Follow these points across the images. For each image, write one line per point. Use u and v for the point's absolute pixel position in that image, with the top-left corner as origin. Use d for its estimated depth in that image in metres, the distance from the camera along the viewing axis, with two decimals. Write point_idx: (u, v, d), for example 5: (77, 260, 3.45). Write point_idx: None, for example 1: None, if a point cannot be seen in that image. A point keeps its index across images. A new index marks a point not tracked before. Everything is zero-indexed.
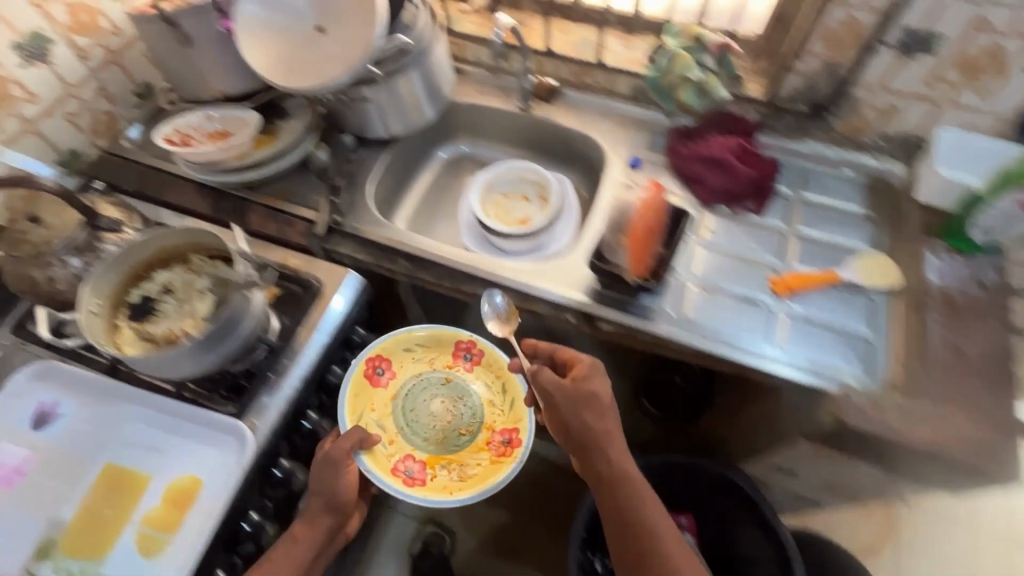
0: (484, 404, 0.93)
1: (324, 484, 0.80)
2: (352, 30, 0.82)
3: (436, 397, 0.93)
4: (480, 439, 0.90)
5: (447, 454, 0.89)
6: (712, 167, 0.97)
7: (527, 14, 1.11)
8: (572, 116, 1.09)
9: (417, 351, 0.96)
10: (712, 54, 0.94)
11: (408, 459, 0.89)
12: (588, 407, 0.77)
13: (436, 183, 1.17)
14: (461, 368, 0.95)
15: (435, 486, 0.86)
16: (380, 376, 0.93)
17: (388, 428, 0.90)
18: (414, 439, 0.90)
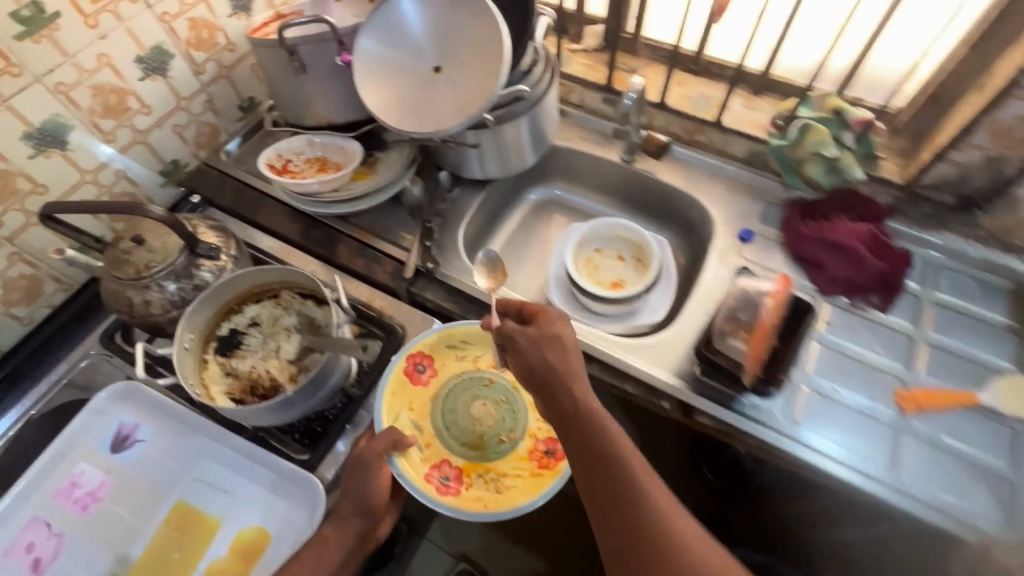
0: (528, 409, 0.84)
1: (353, 491, 0.70)
2: (473, 77, 0.78)
3: (479, 399, 0.85)
4: (522, 448, 0.80)
5: (485, 461, 0.79)
6: (834, 252, 0.89)
7: (642, 63, 1.07)
8: (678, 174, 1.02)
9: (462, 350, 0.86)
10: (852, 131, 0.86)
11: (443, 464, 0.79)
12: (555, 346, 0.70)
13: (523, 225, 1.12)
14: (507, 371, 0.87)
15: (472, 498, 0.76)
16: (421, 373, 0.84)
17: (425, 430, 0.82)
18: (451, 443, 0.81)
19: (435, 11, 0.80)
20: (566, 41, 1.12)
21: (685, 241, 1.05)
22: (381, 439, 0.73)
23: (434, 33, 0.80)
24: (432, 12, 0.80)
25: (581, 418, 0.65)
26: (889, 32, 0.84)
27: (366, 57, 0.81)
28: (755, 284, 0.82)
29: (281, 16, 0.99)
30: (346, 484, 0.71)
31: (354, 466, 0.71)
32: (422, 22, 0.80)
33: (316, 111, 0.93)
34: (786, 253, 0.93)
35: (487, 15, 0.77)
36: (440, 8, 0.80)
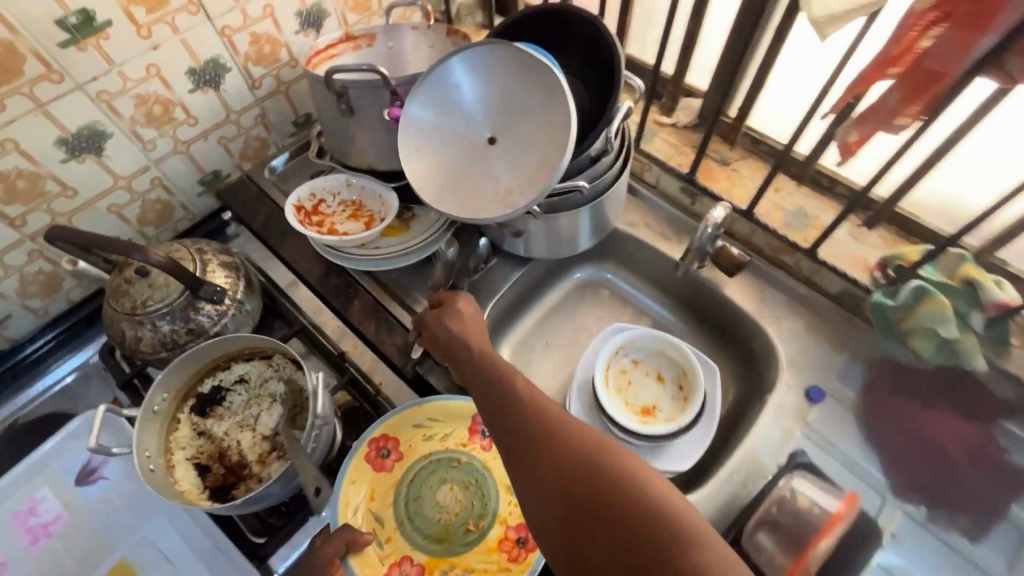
0: (500, 491, 0.73)
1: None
2: (527, 161, 0.67)
3: (446, 482, 0.74)
4: (491, 537, 0.70)
5: (450, 555, 0.70)
6: (920, 446, 0.73)
7: (737, 155, 0.92)
8: (751, 296, 0.87)
9: (429, 428, 0.76)
10: (983, 313, 0.67)
11: (404, 561, 0.70)
12: (455, 313, 0.71)
13: (561, 305, 1.01)
14: (478, 448, 0.75)
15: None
16: (384, 459, 0.74)
17: (386, 522, 0.72)
18: (413, 536, 0.72)
19: (497, 75, 0.68)
20: (656, 110, 0.98)
21: (741, 370, 0.89)
22: (334, 541, 0.65)
23: (492, 101, 0.69)
24: (493, 77, 0.69)
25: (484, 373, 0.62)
26: None
27: (414, 122, 0.72)
28: (814, 495, 0.70)
29: (349, 39, 0.92)
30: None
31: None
32: (481, 86, 0.69)
33: (359, 153, 0.85)
34: (861, 430, 0.76)
35: (555, 93, 0.65)
36: (502, 72, 0.68)
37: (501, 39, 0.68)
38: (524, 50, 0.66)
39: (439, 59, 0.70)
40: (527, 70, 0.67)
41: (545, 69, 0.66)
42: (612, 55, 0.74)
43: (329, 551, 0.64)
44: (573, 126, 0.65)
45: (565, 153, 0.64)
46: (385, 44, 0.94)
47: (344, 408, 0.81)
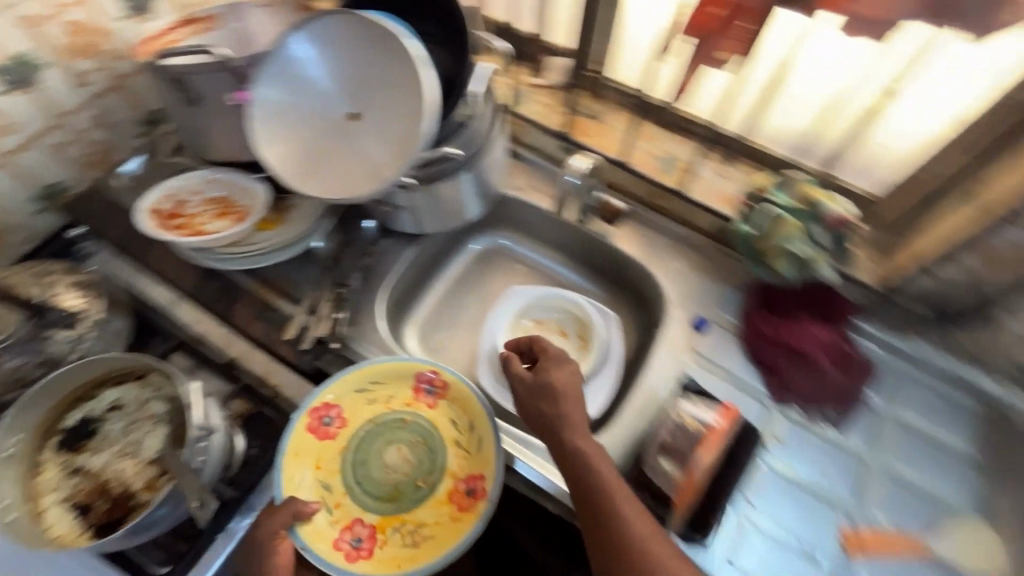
0: (448, 445, 0.73)
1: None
2: (391, 136, 0.66)
3: (393, 443, 0.74)
4: (441, 491, 0.70)
5: (402, 513, 0.69)
6: (791, 357, 0.79)
7: (609, 108, 0.95)
8: (638, 241, 0.91)
9: (373, 392, 0.75)
10: (825, 227, 0.76)
11: (356, 524, 0.68)
12: (551, 371, 0.70)
13: (462, 279, 1.00)
14: (423, 406, 0.75)
15: (392, 558, 0.66)
16: (328, 427, 0.72)
17: (334, 489, 0.70)
18: (363, 499, 0.70)
19: (348, 48, 0.66)
20: (528, 73, 0.99)
21: (638, 311, 0.94)
22: (277, 516, 0.64)
23: (346, 77, 0.67)
24: (343, 51, 0.67)
25: (560, 440, 0.65)
26: (888, 107, 0.69)
27: (267, 107, 0.68)
28: (696, 412, 0.69)
29: (188, 23, 0.84)
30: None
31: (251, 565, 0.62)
32: (332, 63, 0.67)
33: (217, 145, 0.79)
34: (743, 349, 0.83)
35: (407, 60, 0.64)
36: (353, 47, 0.66)
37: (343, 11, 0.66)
38: (370, 21, 0.64)
39: (281, 38, 0.66)
40: (375, 41, 0.65)
41: (393, 36, 0.64)
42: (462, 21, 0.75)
43: (274, 526, 0.63)
44: (434, 92, 0.64)
45: (426, 119, 0.63)
46: (231, 25, 0.86)
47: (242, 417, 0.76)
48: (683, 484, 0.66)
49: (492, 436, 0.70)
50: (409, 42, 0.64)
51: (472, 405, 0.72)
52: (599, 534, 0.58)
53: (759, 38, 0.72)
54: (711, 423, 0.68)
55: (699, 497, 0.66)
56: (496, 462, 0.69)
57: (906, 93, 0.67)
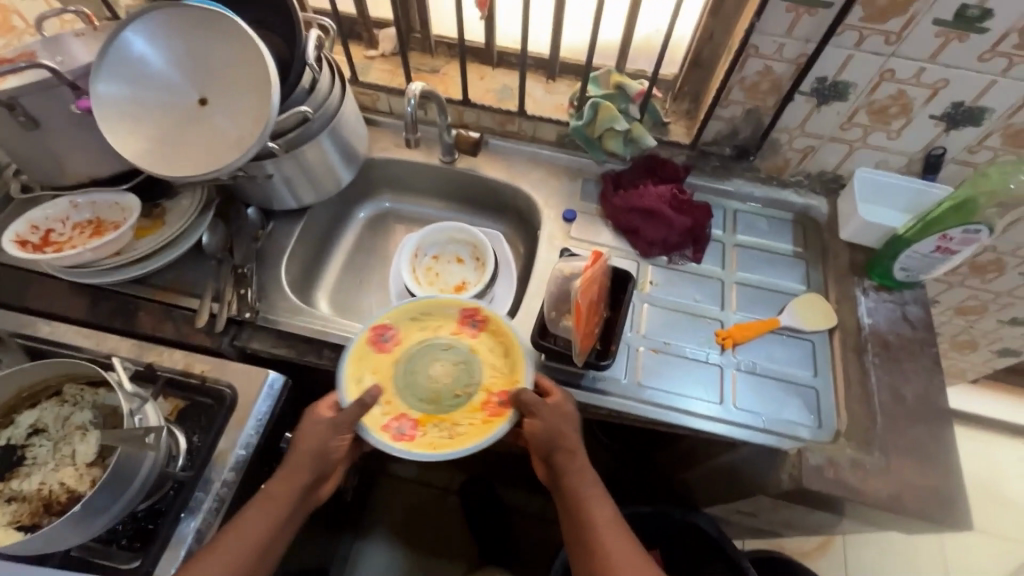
0: (485, 366, 0.80)
1: (310, 447, 0.71)
2: (245, 108, 0.72)
3: (439, 360, 0.81)
4: (477, 400, 0.77)
5: (441, 413, 0.76)
6: (646, 217, 0.94)
7: (442, 60, 1.06)
8: (500, 166, 1.03)
9: (426, 319, 0.83)
10: (635, 103, 0.92)
11: (401, 417, 0.76)
12: (553, 411, 0.73)
13: (358, 246, 1.07)
14: (467, 334, 0.82)
15: (427, 445, 0.73)
16: (385, 342, 0.81)
17: (386, 389, 0.78)
18: (409, 398, 0.77)
19: (182, 39, 0.72)
20: (363, 48, 1.08)
21: (521, 228, 1.07)
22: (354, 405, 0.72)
23: (185, 62, 0.72)
24: (175, 40, 0.72)
25: (557, 456, 0.74)
26: None
27: (110, 104, 0.71)
28: (570, 268, 0.85)
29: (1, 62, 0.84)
30: (293, 457, 0.71)
31: (319, 442, 0.72)
32: (167, 52, 0.72)
33: (70, 169, 0.80)
34: (608, 225, 0.98)
35: (239, 35, 0.71)
36: (185, 35, 0.72)
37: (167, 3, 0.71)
38: (194, 7, 0.70)
39: (115, 36, 0.70)
40: (206, 25, 0.71)
41: (220, 17, 0.71)
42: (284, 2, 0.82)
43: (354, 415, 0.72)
44: (273, 60, 0.71)
45: (272, 85, 0.70)
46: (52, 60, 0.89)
47: (178, 413, 0.77)
48: (574, 316, 0.77)
49: (523, 352, 0.79)
50: (236, 19, 0.71)
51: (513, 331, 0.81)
52: (572, 508, 0.72)
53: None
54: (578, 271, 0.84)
55: (584, 322, 0.77)
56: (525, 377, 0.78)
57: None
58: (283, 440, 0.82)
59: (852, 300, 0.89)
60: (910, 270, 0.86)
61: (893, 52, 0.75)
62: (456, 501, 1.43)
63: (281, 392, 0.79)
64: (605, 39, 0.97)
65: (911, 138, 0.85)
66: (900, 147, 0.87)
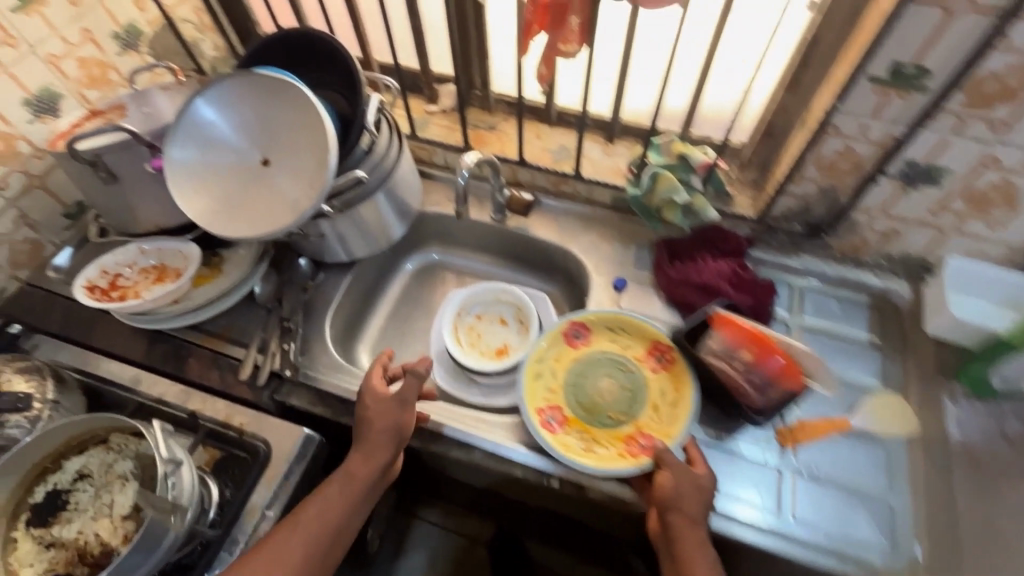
0: (647, 405, 0.83)
1: (383, 424, 0.73)
2: (305, 172, 0.73)
3: (610, 378, 0.86)
4: (624, 432, 0.81)
5: (590, 425, 0.82)
6: (704, 293, 0.88)
7: (500, 117, 1.06)
8: (551, 227, 1.01)
9: (618, 335, 0.89)
10: (698, 175, 0.87)
11: (556, 408, 0.83)
12: (687, 477, 0.69)
13: (404, 297, 1.06)
14: (648, 367, 0.86)
15: (560, 442, 0.79)
16: (576, 340, 0.89)
17: (556, 379, 0.86)
18: (571, 397, 0.85)
19: (249, 104, 0.74)
20: (424, 103, 1.10)
21: (568, 289, 1.04)
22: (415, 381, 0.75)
23: (252, 127, 0.75)
24: (245, 106, 0.74)
25: (667, 517, 0.67)
26: (719, 66, 0.85)
27: (181, 166, 0.75)
28: (726, 350, 0.80)
29: (94, 115, 0.91)
30: (367, 439, 0.73)
31: (394, 420, 0.73)
32: (236, 117, 0.75)
33: (143, 218, 0.84)
34: (662, 298, 0.93)
35: (305, 104, 0.72)
36: (256, 101, 0.74)
37: (241, 72, 0.74)
38: (264, 76, 0.73)
39: (188, 104, 0.74)
40: (275, 93, 0.73)
41: (288, 85, 0.73)
42: (346, 62, 0.83)
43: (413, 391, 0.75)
44: (330, 124, 0.72)
45: (331, 153, 0.71)
46: (139, 110, 0.95)
47: (213, 464, 0.77)
48: (787, 374, 0.76)
49: (690, 410, 0.80)
50: (301, 88, 0.72)
51: (689, 389, 0.82)
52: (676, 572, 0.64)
53: (605, 36, 0.87)
54: (737, 340, 0.79)
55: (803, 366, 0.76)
56: (677, 439, 0.78)
57: (723, 53, 0.83)
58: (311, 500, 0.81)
59: (938, 405, 0.79)
60: (1011, 378, 0.77)
61: (999, 141, 0.67)
62: (483, 553, 1.38)
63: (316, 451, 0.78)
64: (670, 105, 0.93)
65: (1017, 231, 0.75)
66: (1002, 238, 0.77)
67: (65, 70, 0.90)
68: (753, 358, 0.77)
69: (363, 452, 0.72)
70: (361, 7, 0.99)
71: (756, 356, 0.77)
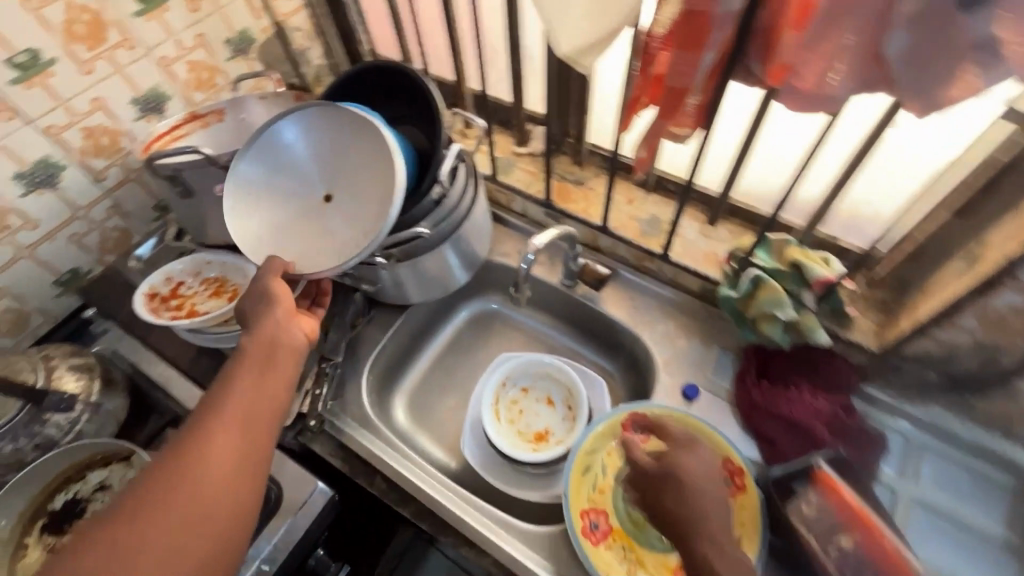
0: None
1: (253, 309, 0.66)
2: (359, 219, 0.67)
3: None
4: (674, 560, 0.69)
5: (638, 544, 0.70)
6: (791, 431, 0.73)
7: (591, 171, 0.96)
8: (623, 305, 0.89)
9: None
10: (812, 291, 0.72)
11: (601, 513, 0.72)
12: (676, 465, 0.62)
13: (453, 345, 1.00)
14: None
15: (601, 561, 0.68)
16: None
17: (604, 477, 0.75)
18: (619, 503, 0.73)
19: (325, 134, 0.71)
20: (513, 143, 1.02)
21: (631, 375, 0.92)
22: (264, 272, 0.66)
23: (322, 160, 0.71)
24: (323, 136, 0.71)
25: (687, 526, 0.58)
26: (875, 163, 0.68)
27: (242, 181, 0.72)
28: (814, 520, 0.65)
29: (192, 119, 0.92)
30: (255, 324, 0.65)
31: (255, 298, 0.66)
32: (312, 146, 0.71)
33: (212, 231, 0.85)
34: (739, 419, 0.79)
35: (382, 150, 0.67)
36: (334, 135, 0.70)
37: (330, 104, 0.71)
38: (350, 110, 0.69)
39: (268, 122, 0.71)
40: (355, 131, 0.69)
41: (371, 126, 0.68)
42: (429, 100, 0.78)
43: (268, 273, 0.66)
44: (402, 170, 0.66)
45: (394, 203, 0.65)
46: (236, 117, 0.95)
47: None
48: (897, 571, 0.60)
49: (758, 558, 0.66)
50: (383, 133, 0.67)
51: (757, 527, 0.68)
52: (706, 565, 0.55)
53: (726, 114, 0.73)
54: (840, 516, 0.65)
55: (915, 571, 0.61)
56: None
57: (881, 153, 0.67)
58: (311, 558, 0.76)
59: None
60: None
61: None
62: None
63: (326, 507, 0.74)
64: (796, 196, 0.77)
65: None
66: None
67: (175, 73, 0.92)
68: (855, 542, 0.63)
69: (250, 335, 0.63)
70: (464, 38, 0.93)
71: (860, 541, 0.63)
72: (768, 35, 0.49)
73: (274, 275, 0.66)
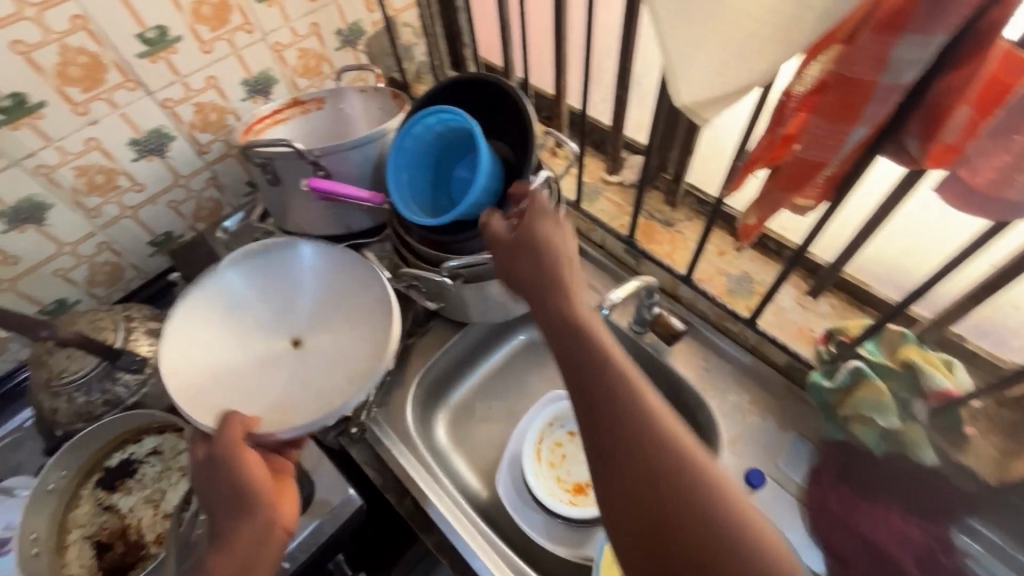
0: None
1: (221, 499, 0.55)
2: (331, 369, 0.70)
3: None
4: None
5: None
6: (873, 555, 0.63)
7: (683, 213, 0.89)
8: (694, 365, 0.82)
9: None
10: (926, 402, 0.62)
11: None
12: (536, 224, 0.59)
13: (506, 368, 0.96)
14: None
15: None
16: None
17: None
18: None
19: (292, 278, 0.76)
20: (604, 169, 0.96)
21: None
22: (224, 432, 0.59)
23: (289, 307, 0.75)
24: (290, 282, 0.76)
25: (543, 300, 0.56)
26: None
27: (195, 340, 0.70)
28: None
29: (294, 105, 0.93)
30: (222, 530, 0.54)
31: (219, 491, 0.56)
32: (279, 290, 0.76)
33: (294, 218, 0.87)
34: (806, 521, 0.70)
35: (367, 281, 0.73)
36: (312, 281, 0.76)
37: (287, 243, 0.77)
38: (322, 253, 0.76)
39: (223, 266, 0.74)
40: (329, 272, 0.76)
41: (343, 261, 0.76)
42: (525, 117, 0.73)
43: (229, 435, 0.59)
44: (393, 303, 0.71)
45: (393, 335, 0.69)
46: (334, 107, 0.96)
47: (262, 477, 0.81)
48: None
49: None
50: (370, 265, 0.74)
51: None
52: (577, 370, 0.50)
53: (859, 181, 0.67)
54: None
55: None
56: None
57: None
58: (331, 562, 0.76)
59: None
60: None
61: None
62: None
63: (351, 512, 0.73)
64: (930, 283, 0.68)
65: None
66: None
67: (285, 59, 0.95)
68: None
69: (219, 550, 0.53)
70: (572, 55, 0.89)
71: None
72: (937, 112, 0.41)
73: (240, 435, 0.59)
